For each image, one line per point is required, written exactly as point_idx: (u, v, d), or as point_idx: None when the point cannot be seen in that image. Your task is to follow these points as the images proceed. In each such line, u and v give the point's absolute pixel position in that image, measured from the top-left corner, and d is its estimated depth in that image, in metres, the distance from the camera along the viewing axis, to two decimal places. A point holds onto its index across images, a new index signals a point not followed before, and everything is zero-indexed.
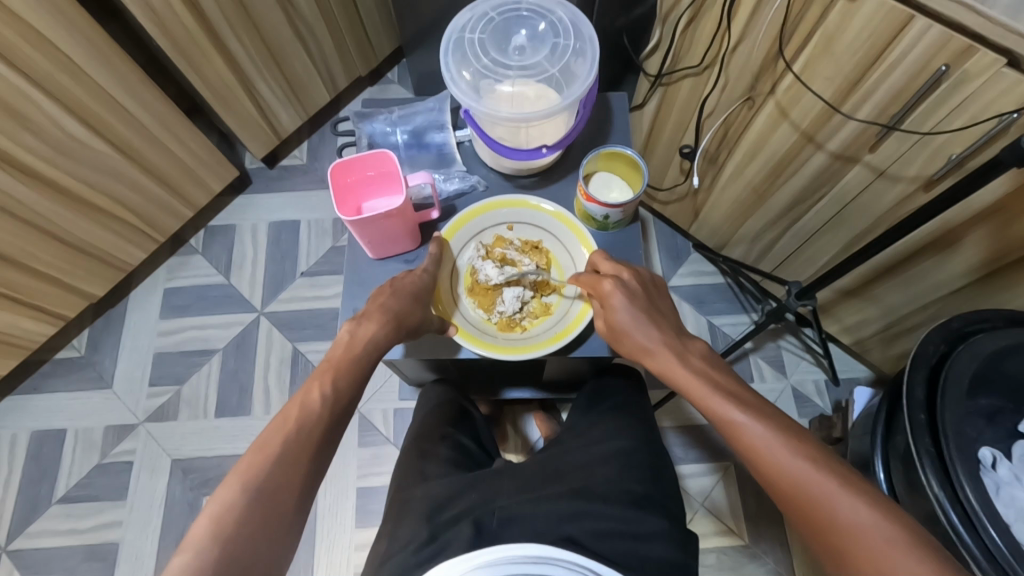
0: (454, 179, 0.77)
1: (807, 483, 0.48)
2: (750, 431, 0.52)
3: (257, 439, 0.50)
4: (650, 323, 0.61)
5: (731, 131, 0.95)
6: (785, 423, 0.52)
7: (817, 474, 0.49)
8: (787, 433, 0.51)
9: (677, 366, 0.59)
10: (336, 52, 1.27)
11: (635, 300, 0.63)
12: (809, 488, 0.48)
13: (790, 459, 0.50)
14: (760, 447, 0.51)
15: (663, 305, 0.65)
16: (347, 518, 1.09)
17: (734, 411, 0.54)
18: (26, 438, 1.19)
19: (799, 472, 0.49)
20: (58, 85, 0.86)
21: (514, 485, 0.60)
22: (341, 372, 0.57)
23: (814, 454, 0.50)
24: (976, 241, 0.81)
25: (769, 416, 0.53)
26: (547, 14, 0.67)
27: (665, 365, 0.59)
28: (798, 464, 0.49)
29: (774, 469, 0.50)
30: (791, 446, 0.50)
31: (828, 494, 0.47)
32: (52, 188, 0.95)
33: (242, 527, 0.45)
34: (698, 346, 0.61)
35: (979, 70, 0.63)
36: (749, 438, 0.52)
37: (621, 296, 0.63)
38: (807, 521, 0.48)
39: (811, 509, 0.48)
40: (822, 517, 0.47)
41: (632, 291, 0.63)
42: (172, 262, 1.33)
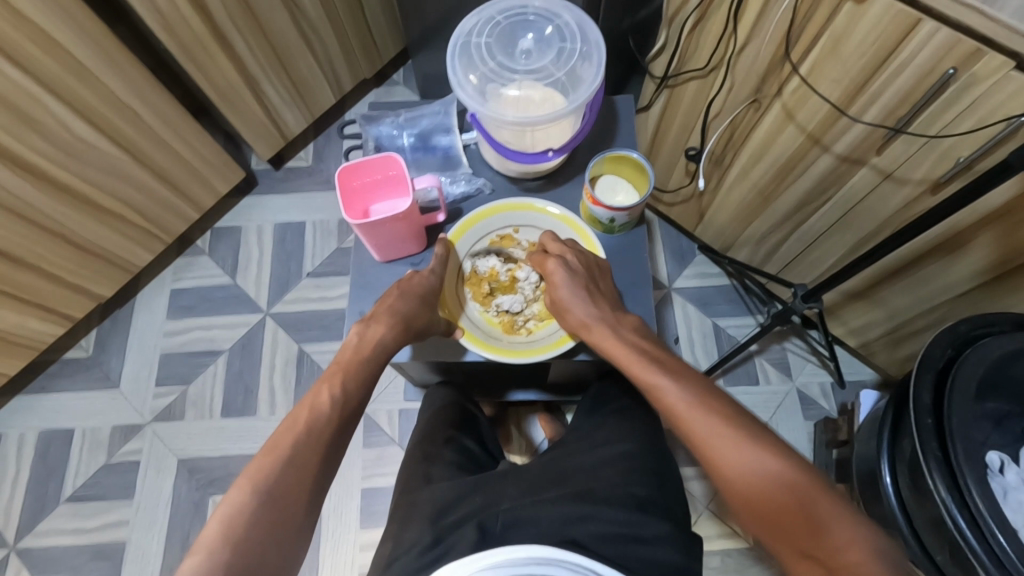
0: (459, 182, 0.78)
1: (723, 439, 0.52)
2: (672, 394, 0.57)
3: (267, 442, 0.50)
4: (588, 299, 0.66)
5: (737, 133, 0.95)
6: (705, 385, 0.57)
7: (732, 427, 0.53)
8: (706, 393, 0.56)
9: (609, 339, 0.64)
10: (341, 54, 1.27)
11: (575, 276, 0.67)
12: (725, 444, 0.52)
13: (708, 415, 0.54)
14: (683, 412, 0.55)
15: (603, 284, 0.69)
16: (351, 519, 1.09)
17: (658, 377, 0.58)
18: (34, 438, 1.20)
19: (716, 427, 0.53)
20: (67, 88, 0.87)
21: (519, 487, 0.60)
22: (350, 374, 0.58)
23: (732, 411, 0.54)
24: (984, 244, 0.80)
25: (693, 382, 0.57)
26: (553, 18, 0.67)
27: (601, 338, 0.64)
28: (715, 419, 0.54)
29: (695, 425, 0.54)
30: (709, 405, 0.55)
31: (741, 445, 0.52)
32: (61, 189, 0.96)
33: (253, 529, 0.45)
34: (629, 321, 0.66)
35: (987, 72, 0.63)
36: (670, 401, 0.56)
37: (563, 273, 0.67)
38: (724, 473, 0.51)
39: (727, 460, 0.51)
40: (736, 465, 0.51)
41: (574, 268, 0.67)
42: (179, 263, 1.33)
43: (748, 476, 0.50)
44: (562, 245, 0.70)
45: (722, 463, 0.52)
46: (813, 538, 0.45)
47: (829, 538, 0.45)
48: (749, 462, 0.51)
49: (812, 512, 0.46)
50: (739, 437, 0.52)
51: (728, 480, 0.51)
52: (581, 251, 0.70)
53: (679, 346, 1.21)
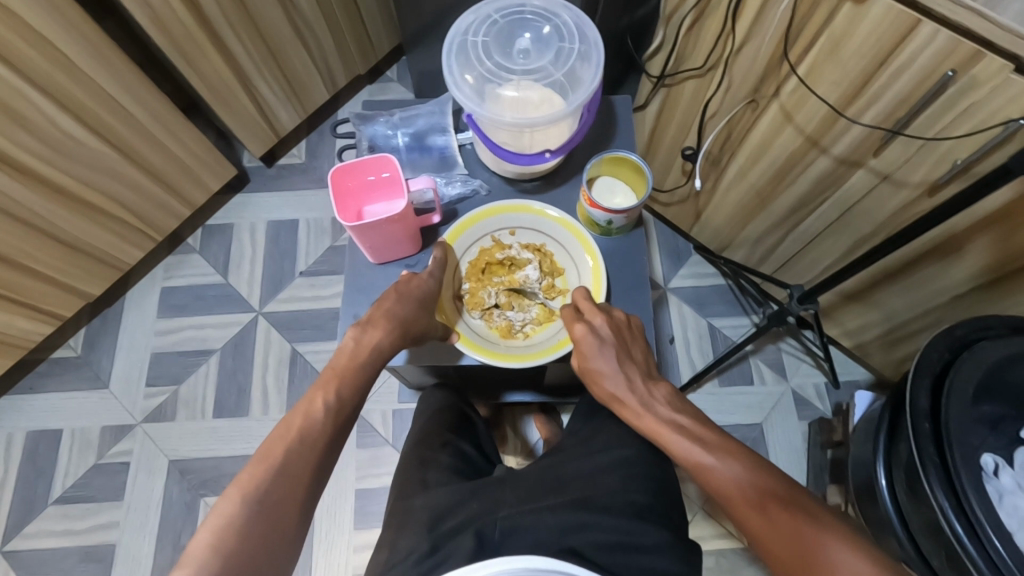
0: (455, 183, 0.76)
1: (780, 524, 0.49)
2: (719, 476, 0.54)
3: (260, 449, 0.49)
4: (621, 371, 0.63)
5: (734, 133, 0.95)
6: (752, 462, 0.54)
7: (781, 509, 0.50)
8: (753, 472, 0.53)
9: (645, 418, 0.61)
10: (334, 49, 1.25)
11: (608, 345, 0.64)
12: (783, 529, 0.49)
13: (753, 501, 0.52)
14: (728, 492, 0.53)
15: (636, 350, 0.66)
16: (345, 520, 1.08)
17: (698, 456, 0.56)
18: (22, 439, 1.18)
19: (764, 515, 0.51)
20: (54, 83, 0.85)
21: (516, 495, 0.59)
22: (344, 381, 0.57)
23: (776, 490, 0.52)
24: (980, 247, 0.80)
25: (737, 456, 0.55)
26: (552, 18, 0.66)
27: (634, 415, 0.62)
28: (760, 504, 0.51)
29: (750, 517, 0.51)
30: (753, 488, 0.52)
31: (790, 530, 0.49)
32: (48, 187, 0.94)
33: (244, 541, 0.44)
34: (662, 389, 0.63)
35: (987, 75, 0.62)
36: (714, 487, 0.54)
37: (593, 342, 0.64)
38: (786, 566, 0.49)
39: (788, 549, 0.48)
40: (793, 556, 0.48)
41: (605, 336, 0.65)
42: (169, 261, 1.32)
43: (807, 567, 0.47)
44: (595, 306, 0.67)
45: (781, 556, 0.49)
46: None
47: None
48: (801, 550, 0.48)
49: None
50: (788, 522, 0.49)
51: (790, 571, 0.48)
52: (613, 313, 0.67)
53: (673, 346, 1.21)
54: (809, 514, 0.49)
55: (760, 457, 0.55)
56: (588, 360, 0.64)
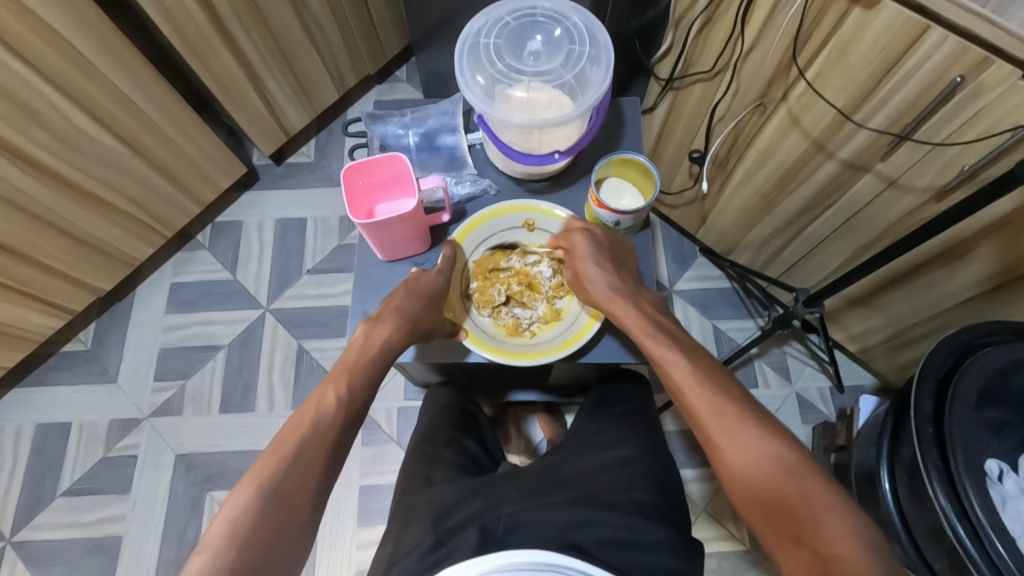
0: (465, 183, 0.77)
1: (726, 414, 0.55)
2: (682, 369, 0.59)
3: (273, 441, 0.50)
4: (609, 270, 0.67)
5: (742, 137, 0.95)
6: (715, 369, 0.59)
7: (738, 411, 0.55)
8: (713, 374, 0.59)
9: (629, 316, 0.64)
10: (345, 49, 1.26)
11: (599, 251, 0.68)
12: (728, 418, 0.55)
13: (714, 399, 0.56)
14: (685, 382, 0.58)
15: (627, 262, 0.70)
16: (349, 516, 1.09)
17: (672, 354, 0.60)
18: (31, 431, 1.20)
19: (723, 411, 0.55)
20: (68, 80, 0.87)
21: (520, 491, 0.60)
22: (355, 375, 0.57)
23: (739, 401, 0.56)
24: (986, 253, 0.80)
25: (702, 361, 0.60)
26: (563, 20, 0.67)
27: (616, 314, 0.65)
28: (718, 403, 0.56)
29: (700, 405, 0.56)
30: (716, 390, 0.57)
31: (743, 427, 0.53)
32: (61, 182, 0.95)
33: (258, 530, 0.44)
34: (648, 297, 0.68)
35: (994, 82, 0.63)
36: (678, 377, 0.59)
37: (588, 246, 0.68)
38: (727, 455, 0.53)
39: (726, 434, 0.54)
40: (739, 446, 0.52)
41: (597, 242, 0.69)
42: (179, 257, 1.33)
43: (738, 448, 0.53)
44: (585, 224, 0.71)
45: (728, 445, 0.53)
46: (800, 525, 0.47)
47: (820, 526, 0.46)
48: (751, 445, 0.52)
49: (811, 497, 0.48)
50: (744, 423, 0.54)
51: (728, 459, 0.53)
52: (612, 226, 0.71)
53: None
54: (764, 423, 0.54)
55: (723, 368, 0.60)
56: (579, 259, 0.68)
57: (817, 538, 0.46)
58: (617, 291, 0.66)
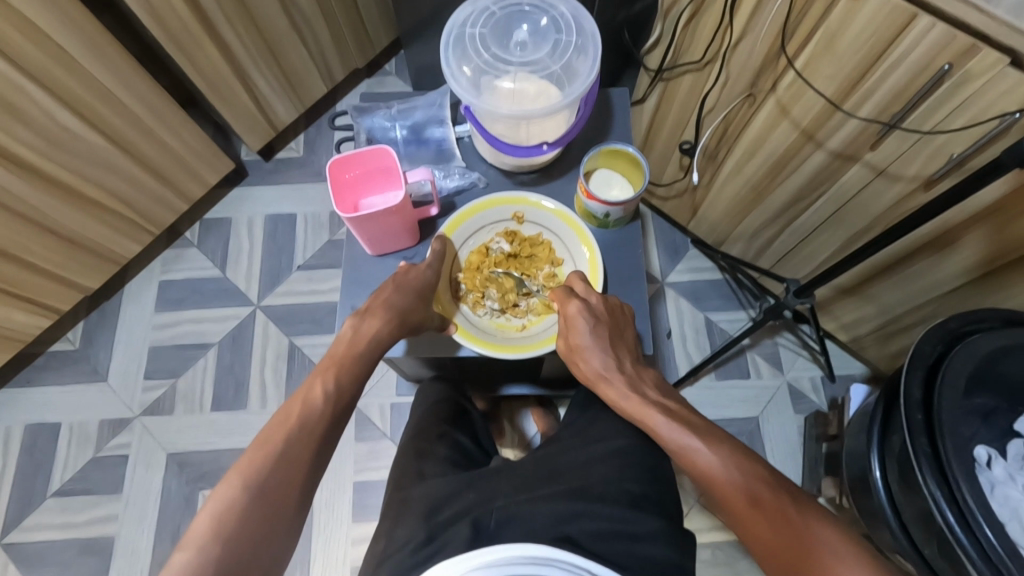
0: (454, 176, 0.77)
1: (753, 497, 0.51)
2: (698, 455, 0.55)
3: (258, 435, 0.50)
4: (610, 351, 0.65)
5: (732, 128, 0.95)
6: (729, 442, 0.56)
7: (748, 465, 0.53)
8: (729, 452, 0.55)
9: (632, 397, 0.62)
10: (332, 42, 1.25)
11: (598, 324, 0.65)
12: (755, 502, 0.51)
13: (721, 461, 0.54)
14: (706, 471, 0.54)
15: (626, 331, 0.68)
16: (344, 512, 1.09)
17: (687, 438, 0.57)
18: (20, 432, 1.18)
19: (730, 467, 0.53)
20: (51, 77, 0.85)
21: (513, 484, 0.60)
22: (343, 369, 0.57)
23: (746, 461, 0.54)
24: (974, 241, 0.81)
25: (718, 438, 0.56)
26: (549, 10, 0.66)
27: (621, 395, 0.63)
28: (724, 466, 0.54)
29: (726, 492, 0.53)
30: (716, 449, 0.55)
31: (756, 485, 0.52)
32: (45, 180, 0.94)
33: (243, 524, 0.44)
34: (650, 375, 0.65)
35: (982, 70, 0.63)
36: (699, 466, 0.55)
37: (583, 321, 0.65)
38: (741, 516, 0.51)
39: (757, 525, 0.50)
40: (752, 508, 0.51)
41: (595, 314, 0.66)
42: (167, 255, 1.32)
43: (778, 538, 0.48)
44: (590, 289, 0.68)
45: (739, 505, 0.52)
46: None
47: None
48: (759, 504, 0.51)
49: None
50: (753, 481, 0.52)
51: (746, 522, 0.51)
52: (608, 296, 0.69)
53: (671, 340, 1.21)
54: (776, 482, 0.52)
55: (740, 441, 0.57)
56: (576, 335, 0.65)
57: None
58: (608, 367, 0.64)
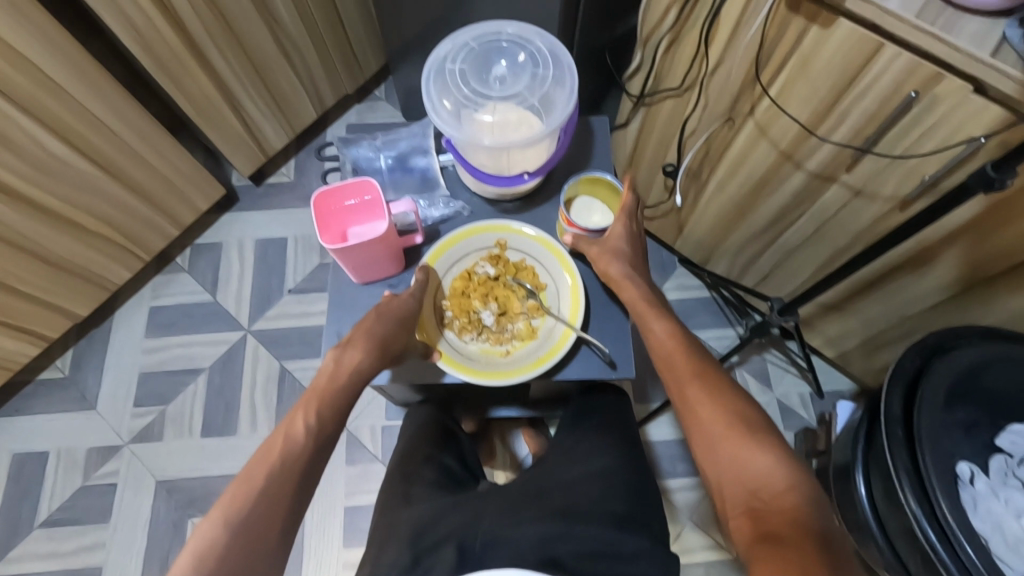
0: (437, 205, 0.78)
1: (702, 382, 0.59)
2: (667, 341, 0.63)
3: (241, 471, 0.50)
4: (632, 254, 0.70)
5: (713, 149, 0.97)
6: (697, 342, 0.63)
7: (724, 388, 0.58)
8: (696, 348, 0.62)
9: (639, 292, 0.67)
10: (321, 68, 1.27)
11: (632, 236, 0.71)
12: (703, 385, 0.58)
13: (684, 352, 0.62)
14: (671, 355, 0.62)
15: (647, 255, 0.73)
16: (334, 537, 1.08)
17: (662, 329, 0.64)
18: (7, 460, 1.18)
19: (707, 386, 0.58)
20: (41, 107, 0.87)
21: (499, 506, 0.60)
22: (325, 402, 0.57)
23: (707, 359, 0.61)
24: (951, 258, 0.82)
25: (687, 336, 0.63)
26: (526, 45, 0.68)
27: (635, 291, 0.67)
28: (684, 354, 0.61)
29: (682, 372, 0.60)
30: (685, 342, 0.62)
31: (728, 406, 0.56)
32: (34, 207, 0.95)
33: (224, 563, 0.44)
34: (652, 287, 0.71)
35: (947, 95, 0.65)
36: (666, 350, 0.62)
37: (625, 229, 0.71)
38: (687, 389, 0.59)
39: (697, 402, 0.57)
40: (718, 422, 0.55)
41: (632, 233, 0.71)
42: (158, 280, 1.32)
43: (713, 415, 0.56)
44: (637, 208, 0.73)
45: (709, 417, 0.56)
46: (737, 457, 0.53)
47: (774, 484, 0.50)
48: (706, 388, 0.58)
49: (767, 461, 0.52)
50: (706, 372, 0.59)
51: (709, 431, 0.55)
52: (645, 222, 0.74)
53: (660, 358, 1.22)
54: (722, 376, 0.59)
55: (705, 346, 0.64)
56: (615, 237, 0.70)
57: (754, 473, 0.51)
58: (632, 269, 0.69)
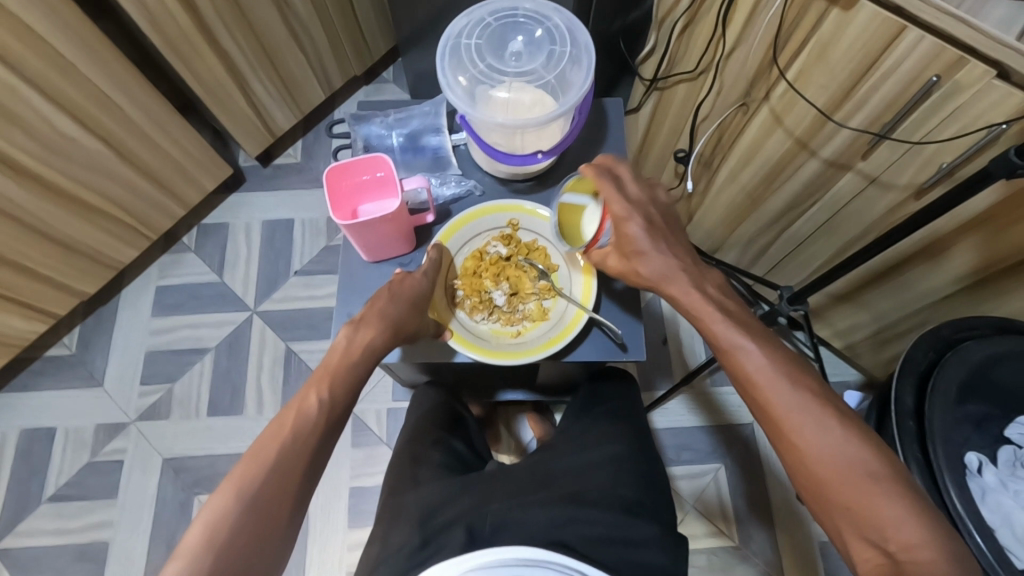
0: (450, 184, 0.77)
1: (799, 409, 0.51)
2: (751, 360, 0.55)
3: (252, 446, 0.49)
4: (670, 252, 0.61)
5: (726, 136, 0.96)
6: (787, 353, 0.55)
7: (827, 415, 0.51)
8: (787, 363, 0.54)
9: (693, 295, 0.59)
10: (330, 49, 1.26)
11: (653, 231, 0.61)
12: (801, 415, 0.51)
13: (775, 370, 0.53)
14: (759, 378, 0.54)
15: (679, 234, 0.65)
16: (339, 518, 1.09)
17: (744, 343, 0.55)
18: (16, 437, 1.18)
19: (811, 419, 0.51)
20: (50, 83, 0.86)
21: (507, 489, 0.60)
22: (337, 379, 0.56)
23: (801, 376, 0.53)
24: (965, 250, 0.82)
25: (777, 350, 0.55)
26: (543, 21, 0.67)
27: (683, 293, 0.60)
28: (775, 374, 0.53)
29: (774, 399, 0.52)
30: (775, 359, 0.54)
31: (843, 445, 0.50)
32: (42, 185, 0.94)
33: (236, 535, 0.45)
34: (713, 276, 0.62)
35: (970, 81, 0.64)
36: (751, 371, 0.54)
37: (640, 228, 0.61)
38: (783, 418, 0.52)
39: (800, 436, 0.51)
40: (835, 469, 0.49)
41: (651, 222, 0.62)
42: (165, 260, 1.32)
43: (820, 452, 0.50)
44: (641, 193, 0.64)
45: (816, 459, 0.50)
46: (853, 502, 0.48)
47: (900, 535, 0.45)
48: (808, 419, 0.51)
49: (891, 508, 0.46)
50: (804, 394, 0.52)
51: (819, 476, 0.49)
52: (659, 203, 0.65)
53: (667, 346, 1.21)
54: (821, 394, 0.52)
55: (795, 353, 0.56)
56: (637, 242, 0.61)
57: (876, 521, 0.46)
58: (673, 270, 0.60)
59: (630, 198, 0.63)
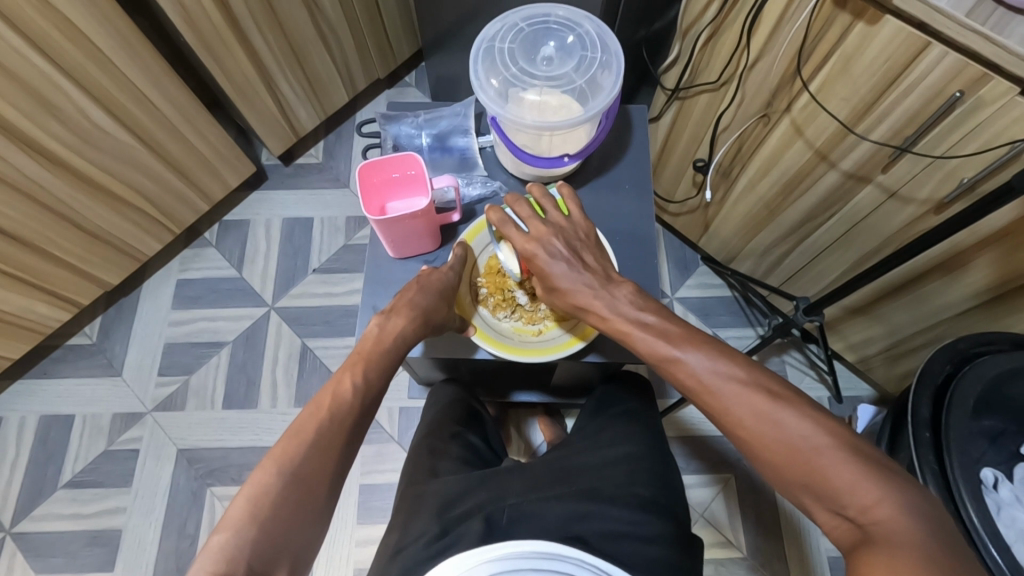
0: (476, 184, 0.79)
1: (739, 406, 0.48)
2: (683, 366, 0.52)
3: (292, 424, 0.50)
4: (580, 272, 0.61)
5: (746, 146, 0.97)
6: (714, 345, 0.52)
7: (761, 399, 0.48)
8: (716, 356, 0.51)
9: (610, 317, 0.58)
10: (356, 52, 1.28)
11: (562, 256, 0.61)
12: (741, 411, 0.48)
13: (707, 371, 0.51)
14: (695, 385, 0.51)
15: (592, 250, 0.64)
16: (349, 514, 1.10)
17: (670, 350, 0.53)
18: (34, 422, 1.21)
19: (749, 412, 0.48)
20: (87, 76, 0.88)
21: (524, 483, 0.61)
22: (371, 364, 0.58)
23: (732, 368, 0.50)
24: (983, 265, 0.82)
25: (705, 343, 0.52)
26: (575, 27, 0.69)
27: (601, 317, 0.59)
28: (708, 375, 0.50)
29: (714, 402, 0.50)
30: (704, 355, 0.51)
31: (787, 429, 0.46)
32: (73, 174, 0.97)
33: (278, 508, 0.45)
34: (626, 284, 0.60)
35: (993, 97, 0.64)
36: (686, 379, 0.51)
37: (548, 257, 0.62)
38: (727, 420, 0.49)
39: (747, 436, 0.48)
40: (787, 455, 0.46)
41: (560, 248, 0.62)
42: (186, 254, 1.34)
43: (767, 444, 0.47)
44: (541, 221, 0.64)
45: (762, 448, 0.47)
46: (812, 481, 0.45)
47: (861, 503, 0.42)
48: (747, 416, 0.48)
49: (845, 477, 0.43)
50: (738, 390, 0.49)
51: (769, 463, 0.47)
52: (564, 223, 0.64)
53: None
54: (755, 382, 0.49)
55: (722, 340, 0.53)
56: (545, 272, 0.61)
57: (838, 495, 0.43)
58: (591, 290, 0.60)
59: (530, 229, 0.63)
